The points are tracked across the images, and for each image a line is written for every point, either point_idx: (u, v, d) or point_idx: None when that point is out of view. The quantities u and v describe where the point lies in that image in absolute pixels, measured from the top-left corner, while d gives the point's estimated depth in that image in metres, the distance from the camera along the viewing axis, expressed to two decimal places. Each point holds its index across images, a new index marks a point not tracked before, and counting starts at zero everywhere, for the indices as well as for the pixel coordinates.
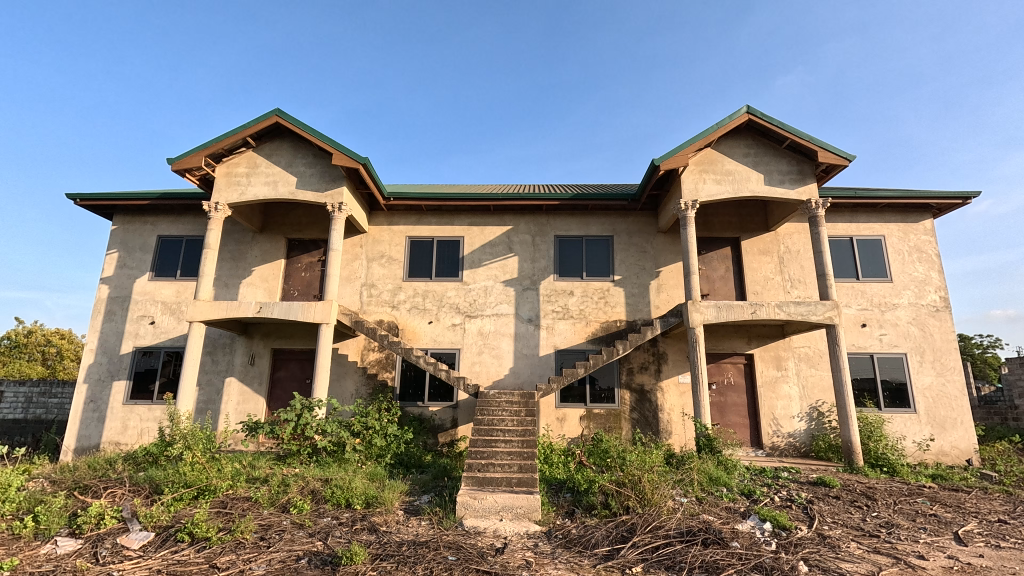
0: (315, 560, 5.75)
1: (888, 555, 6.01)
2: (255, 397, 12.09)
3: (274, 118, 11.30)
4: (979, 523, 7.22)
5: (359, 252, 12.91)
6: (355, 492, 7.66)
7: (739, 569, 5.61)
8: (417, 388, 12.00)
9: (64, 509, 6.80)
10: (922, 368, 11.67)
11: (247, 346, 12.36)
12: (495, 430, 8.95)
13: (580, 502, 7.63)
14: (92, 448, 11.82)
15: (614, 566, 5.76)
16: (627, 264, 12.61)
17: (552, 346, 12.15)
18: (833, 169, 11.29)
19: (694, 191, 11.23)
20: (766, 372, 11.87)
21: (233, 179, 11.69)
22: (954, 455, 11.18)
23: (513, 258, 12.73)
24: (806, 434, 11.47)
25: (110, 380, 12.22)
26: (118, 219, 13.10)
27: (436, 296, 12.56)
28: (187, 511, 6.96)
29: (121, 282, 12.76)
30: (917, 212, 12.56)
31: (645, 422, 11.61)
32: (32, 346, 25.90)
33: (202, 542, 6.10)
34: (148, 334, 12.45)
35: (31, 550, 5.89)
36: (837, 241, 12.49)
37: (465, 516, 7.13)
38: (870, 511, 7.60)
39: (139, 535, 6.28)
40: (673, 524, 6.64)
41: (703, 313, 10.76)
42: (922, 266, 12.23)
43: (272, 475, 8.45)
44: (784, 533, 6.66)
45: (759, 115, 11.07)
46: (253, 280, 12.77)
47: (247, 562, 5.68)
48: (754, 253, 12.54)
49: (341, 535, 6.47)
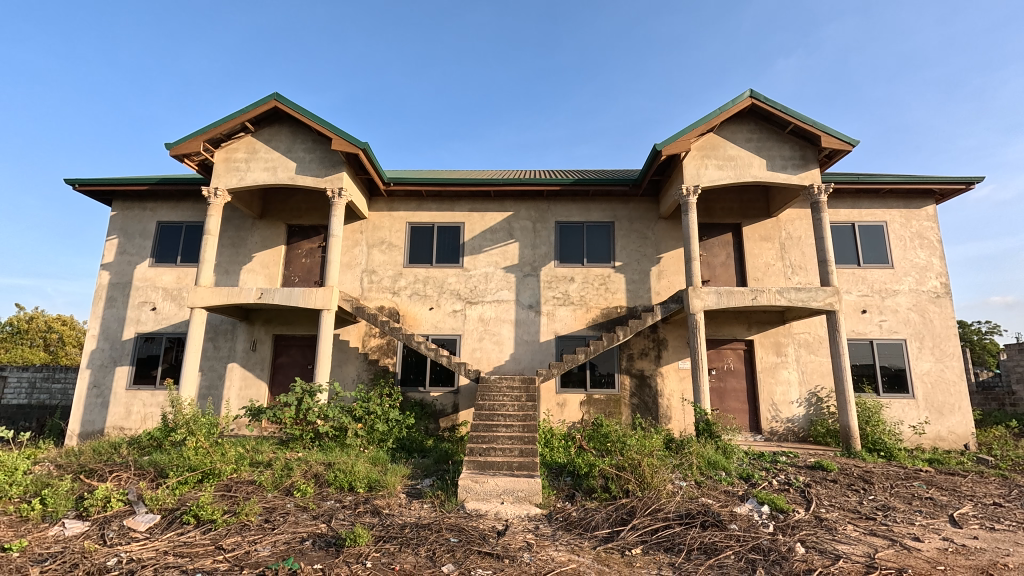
0: (320, 542, 5.84)
1: (884, 538, 6.11)
2: (257, 383, 12.16)
3: (273, 103, 11.18)
4: (973, 506, 7.31)
5: (359, 238, 12.88)
6: (358, 476, 7.73)
7: (738, 550, 5.70)
8: (418, 374, 12.06)
9: (70, 492, 6.90)
10: (921, 354, 11.72)
11: (249, 332, 12.40)
12: (495, 415, 9.03)
13: (581, 485, 7.73)
14: (96, 433, 11.91)
15: (614, 548, 5.85)
16: (628, 250, 12.58)
17: (553, 332, 12.18)
18: (836, 154, 11.21)
19: (696, 176, 11.15)
20: (766, 358, 11.93)
21: (232, 164, 11.61)
22: (952, 440, 11.28)
23: (513, 244, 12.70)
24: (805, 419, 11.56)
25: (113, 366, 12.28)
26: (117, 205, 13.06)
27: (437, 282, 12.57)
28: (192, 494, 7.06)
29: (122, 269, 12.76)
30: (920, 197, 12.48)
31: (645, 407, 11.69)
32: (34, 331, 25.97)
33: (207, 524, 6.21)
34: (150, 321, 12.48)
35: (39, 532, 5.97)
36: (839, 227, 12.45)
37: (467, 500, 7.20)
38: (867, 494, 7.70)
39: (144, 517, 6.37)
40: (672, 507, 6.73)
41: (703, 299, 10.75)
42: (923, 252, 12.21)
43: (276, 460, 8.51)
44: (781, 515, 6.75)
45: (763, 100, 10.97)
46: (253, 266, 12.76)
47: (252, 543, 5.76)
48: (755, 239, 12.51)
49: (344, 517, 6.56)
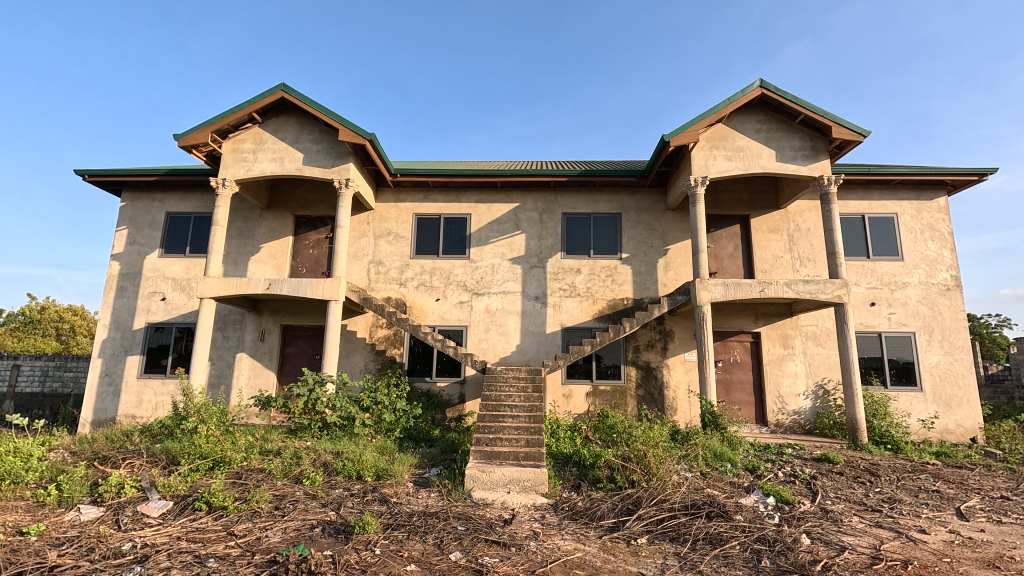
0: (329, 529, 5.93)
1: (889, 529, 6.12)
2: (266, 372, 12.28)
3: (279, 93, 11.17)
4: (981, 499, 7.29)
5: (366, 229, 12.91)
6: (366, 465, 7.83)
7: (743, 540, 5.75)
8: (425, 364, 12.14)
9: (85, 478, 7.05)
10: (930, 347, 11.64)
11: (257, 322, 12.51)
12: (502, 405, 9.07)
13: (586, 476, 7.77)
14: (108, 421, 12.10)
15: (620, 537, 5.90)
16: (635, 242, 12.54)
17: (559, 324, 12.19)
18: (847, 144, 11.08)
19: (704, 167, 11.06)
20: (773, 350, 11.89)
21: (240, 155, 11.65)
22: (959, 433, 11.24)
23: (520, 235, 12.69)
24: (811, 411, 11.54)
25: (124, 355, 12.43)
26: (126, 195, 13.14)
27: (443, 273, 12.59)
28: (204, 481, 7.20)
29: (132, 259, 12.88)
30: (932, 189, 12.33)
31: (651, 399, 11.71)
32: (46, 321, 26.34)
33: (219, 511, 6.34)
34: (160, 311, 12.61)
35: (56, 516, 6.11)
36: (849, 219, 12.35)
37: (473, 489, 7.29)
38: (873, 486, 7.71)
39: (158, 504, 6.48)
40: (678, 498, 6.78)
41: (710, 291, 10.67)
42: (934, 244, 12.09)
43: (284, 449, 8.59)
44: (786, 507, 6.76)
45: (774, 89, 10.84)
46: (261, 256, 12.83)
47: (263, 530, 5.87)
48: (764, 231, 12.42)
49: (353, 505, 6.65)
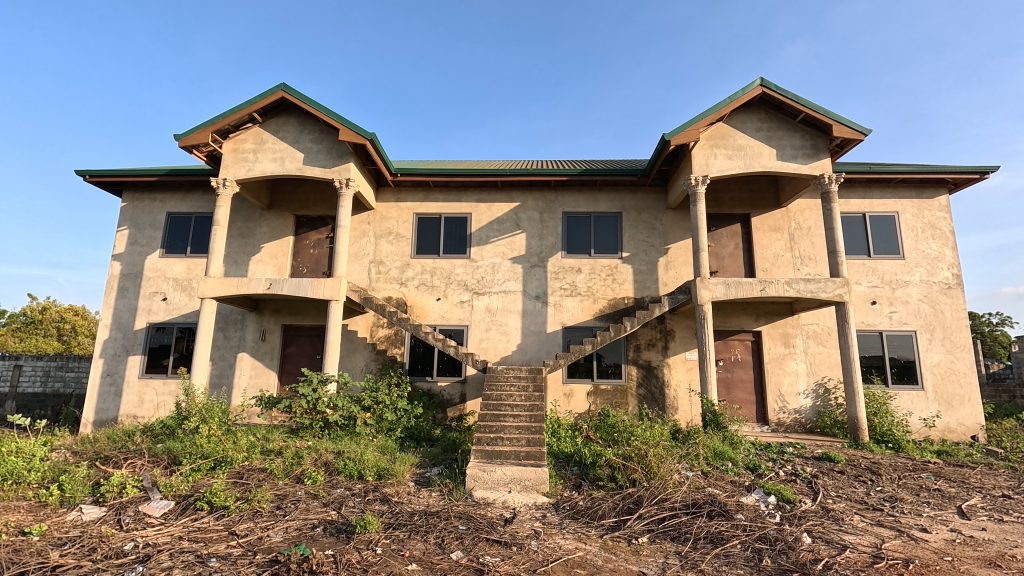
0: (330, 528, 5.95)
1: (891, 529, 6.11)
2: (267, 371, 12.30)
3: (280, 93, 11.17)
4: (982, 498, 7.28)
5: (367, 228, 12.91)
6: (367, 464, 7.85)
7: (744, 539, 5.76)
8: (425, 363, 12.15)
9: (86, 478, 7.06)
10: (931, 345, 11.63)
11: (258, 322, 12.53)
12: (504, 404, 9.07)
13: (587, 475, 7.77)
14: (109, 421, 12.12)
15: (621, 537, 5.90)
16: (636, 241, 12.53)
17: (560, 323, 12.19)
18: (848, 142, 11.07)
19: (705, 166, 11.05)
20: (774, 349, 11.88)
21: (240, 155, 11.66)
22: (960, 432, 11.23)
23: (521, 235, 12.69)
24: (812, 410, 11.55)
25: (125, 355, 12.45)
26: (127, 196, 13.16)
27: (443, 273, 12.59)
28: (205, 481, 7.21)
29: (134, 259, 12.90)
30: (933, 187, 12.30)
31: (651, 398, 11.72)
32: (47, 322, 26.37)
33: (220, 510, 6.36)
34: (161, 311, 12.63)
35: (58, 516, 6.13)
36: (850, 217, 12.33)
37: (474, 488, 7.29)
38: (874, 485, 7.69)
39: (159, 504, 6.50)
40: (679, 497, 6.78)
41: (711, 290, 10.64)
42: (936, 243, 12.07)
43: (286, 448, 8.59)
44: (787, 506, 6.76)
45: (774, 88, 10.82)
46: (262, 256, 12.84)
47: (264, 529, 5.88)
48: (764, 230, 12.41)
49: (354, 504, 6.66)
